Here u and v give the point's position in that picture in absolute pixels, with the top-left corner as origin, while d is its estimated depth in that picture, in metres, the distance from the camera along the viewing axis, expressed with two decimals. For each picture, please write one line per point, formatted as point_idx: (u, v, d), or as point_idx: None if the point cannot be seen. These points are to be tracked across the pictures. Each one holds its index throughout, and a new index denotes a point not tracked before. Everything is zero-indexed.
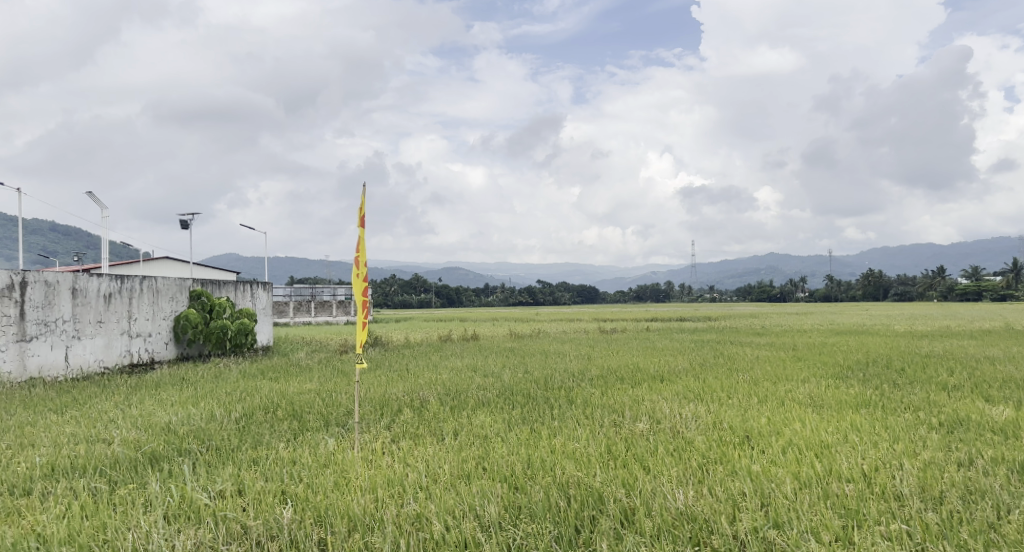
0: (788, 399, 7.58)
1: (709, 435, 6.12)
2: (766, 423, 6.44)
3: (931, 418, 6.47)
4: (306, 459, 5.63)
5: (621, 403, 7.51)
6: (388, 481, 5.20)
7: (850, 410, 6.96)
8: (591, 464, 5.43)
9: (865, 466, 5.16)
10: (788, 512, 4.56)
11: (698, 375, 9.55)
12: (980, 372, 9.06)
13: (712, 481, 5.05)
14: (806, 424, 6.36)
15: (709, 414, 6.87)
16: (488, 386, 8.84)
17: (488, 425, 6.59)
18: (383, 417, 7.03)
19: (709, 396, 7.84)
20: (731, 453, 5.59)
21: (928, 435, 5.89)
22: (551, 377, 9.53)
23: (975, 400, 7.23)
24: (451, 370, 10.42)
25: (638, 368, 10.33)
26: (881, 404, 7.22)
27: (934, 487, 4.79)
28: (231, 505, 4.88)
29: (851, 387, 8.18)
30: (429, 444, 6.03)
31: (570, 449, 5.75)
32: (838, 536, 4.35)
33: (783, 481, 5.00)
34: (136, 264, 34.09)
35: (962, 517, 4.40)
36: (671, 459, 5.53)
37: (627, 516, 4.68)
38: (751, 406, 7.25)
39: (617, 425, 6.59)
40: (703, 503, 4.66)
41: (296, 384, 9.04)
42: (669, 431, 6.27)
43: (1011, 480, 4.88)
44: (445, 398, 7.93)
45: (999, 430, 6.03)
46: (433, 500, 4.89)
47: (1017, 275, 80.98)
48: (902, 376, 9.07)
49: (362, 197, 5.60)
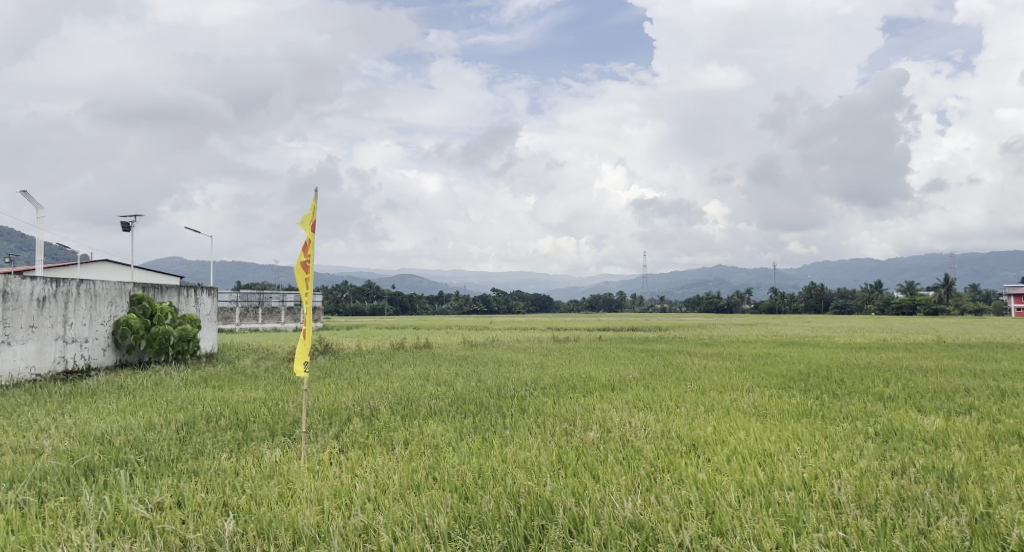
0: (734, 408, 7.77)
1: (658, 443, 6.23)
2: (712, 431, 6.59)
3: (868, 427, 6.71)
4: (249, 471, 5.48)
5: (572, 411, 7.58)
6: (335, 492, 5.12)
7: (791, 419, 7.18)
8: (542, 473, 5.45)
9: (805, 475, 5.32)
10: (731, 520, 4.67)
11: (648, 384, 9.71)
12: (914, 384, 9.39)
13: (659, 489, 5.13)
14: (749, 433, 6.53)
15: (658, 422, 7.00)
16: (440, 394, 8.79)
17: (439, 435, 6.55)
18: (331, 427, 6.91)
19: (657, 405, 7.98)
20: (678, 462, 5.69)
21: (865, 444, 6.12)
22: (504, 386, 9.55)
23: (909, 410, 7.51)
24: (403, 378, 10.31)
25: (589, 377, 10.42)
26: (820, 413, 7.46)
27: (869, 495, 4.95)
28: (169, 518, 4.73)
29: (793, 397, 8.45)
30: (378, 454, 5.94)
31: (522, 459, 5.76)
32: (777, 543, 4.44)
33: (727, 489, 5.11)
34: (73, 268, 32.88)
35: (895, 524, 4.55)
36: (620, 467, 5.60)
37: (576, 525, 4.71)
38: (697, 415, 7.41)
39: (569, 434, 6.64)
40: (650, 512, 4.73)
41: (241, 392, 8.83)
42: (618, 440, 6.35)
43: (940, 487, 5.08)
44: (396, 407, 7.83)
45: (930, 439, 6.29)
46: (381, 512, 4.82)
47: (948, 290, 84.64)
48: (841, 386, 9.37)
49: (314, 201, 5.74)
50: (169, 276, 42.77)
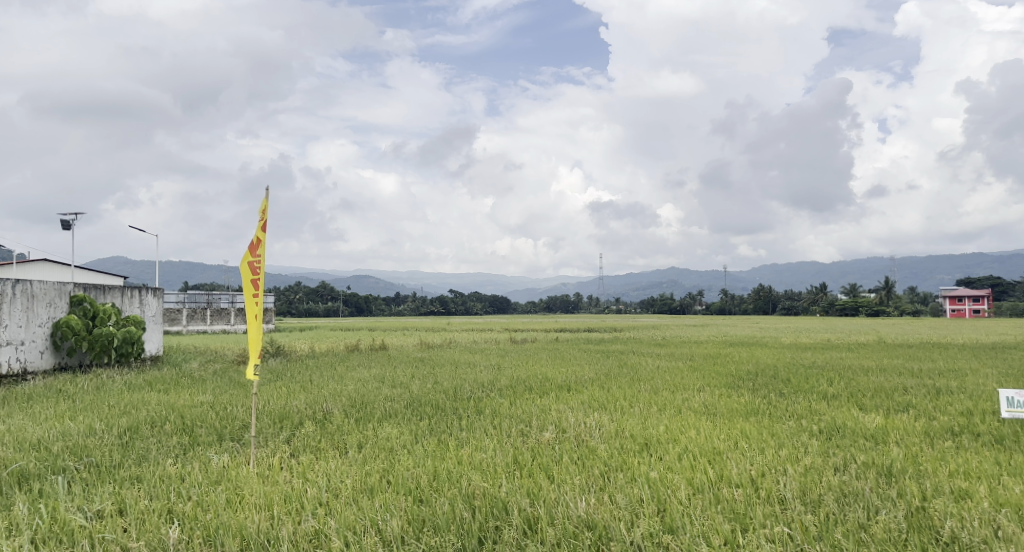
0: (685, 407, 7.91)
1: (612, 443, 6.30)
2: (664, 431, 6.69)
3: (812, 425, 6.92)
4: (195, 476, 5.34)
5: (528, 412, 7.60)
6: (285, 497, 5.03)
7: (740, 418, 7.34)
8: (497, 474, 5.46)
9: (753, 472, 5.45)
10: (681, 518, 4.75)
11: (602, 385, 9.81)
12: (856, 383, 9.73)
13: (613, 489, 5.19)
14: (700, 431, 6.66)
15: (612, 422, 7.07)
16: (395, 396, 8.72)
17: (394, 437, 6.50)
18: (281, 431, 6.78)
19: (612, 405, 8.06)
20: (631, 461, 5.77)
21: (810, 441, 6.30)
22: (460, 387, 9.52)
23: (851, 409, 7.77)
24: (357, 380, 10.20)
25: (546, 378, 10.47)
26: (768, 412, 7.66)
27: (813, 491, 5.11)
28: (110, 526, 4.57)
29: (742, 396, 8.64)
30: (330, 458, 5.86)
31: (477, 460, 5.76)
32: (726, 539, 4.54)
33: (678, 487, 5.20)
34: (8, 267, 31.48)
35: (837, 519, 4.71)
36: (575, 467, 5.65)
37: (530, 525, 4.74)
38: (650, 414, 7.52)
39: (525, 435, 6.67)
40: (603, 511, 4.78)
41: (188, 396, 8.60)
42: (574, 440, 6.40)
43: (880, 482, 5.27)
44: (350, 410, 7.72)
45: (870, 436, 6.52)
46: (332, 517, 4.75)
47: (889, 292, 87.84)
48: (788, 385, 9.63)
49: (266, 201, 5.65)
50: (113, 275, 41.32)
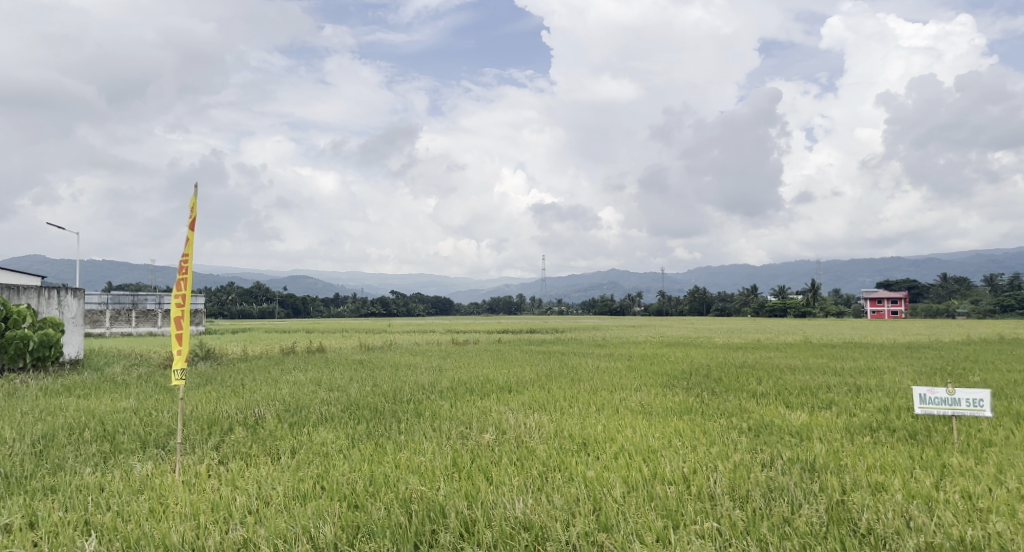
0: (623, 407, 8.04)
1: (551, 444, 6.35)
2: (602, 430, 6.79)
3: (742, 423, 7.14)
4: (116, 486, 5.12)
5: (468, 415, 7.57)
6: (212, 505, 4.88)
7: (675, 417, 7.51)
8: (435, 478, 5.43)
9: (685, 469, 5.59)
10: (616, 516, 4.83)
11: (543, 386, 9.87)
12: (784, 381, 10.09)
13: (550, 489, 5.23)
14: (636, 430, 6.78)
15: (551, 423, 7.12)
16: (331, 400, 8.55)
17: (329, 442, 6.37)
18: (210, 437, 6.56)
19: (552, 406, 8.12)
20: (569, 461, 5.82)
21: (739, 438, 6.50)
22: (400, 390, 9.42)
23: (778, 406, 8.05)
24: (292, 384, 9.96)
25: (487, 380, 10.46)
26: (701, 410, 7.86)
27: (741, 487, 5.26)
28: (19, 541, 4.33)
29: (676, 395, 8.85)
30: (262, 464, 5.71)
31: (415, 464, 5.71)
32: (658, 536, 4.62)
33: (614, 486, 5.28)
34: None
35: (763, 514, 4.87)
36: (513, 468, 5.66)
37: (466, 528, 4.72)
38: (589, 414, 7.61)
39: (464, 437, 6.65)
40: (540, 511, 4.81)
41: (110, 401, 8.22)
42: (513, 441, 6.42)
43: (803, 477, 5.48)
44: (283, 415, 7.53)
45: (796, 433, 6.78)
46: (262, 525, 4.63)
47: (815, 294, 91.49)
48: (720, 384, 9.90)
49: (194, 200, 5.48)
50: (30, 274, 39.12)
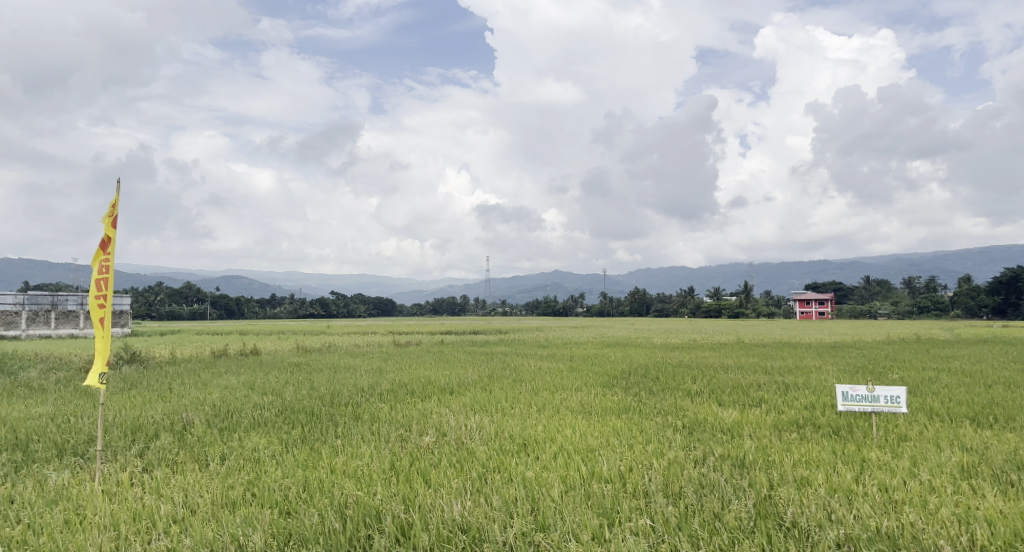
0: (562, 407, 8.10)
1: (490, 445, 6.34)
2: (541, 431, 6.82)
3: (677, 421, 7.30)
4: (28, 497, 4.86)
5: (408, 417, 7.50)
6: (134, 515, 4.68)
7: (613, 416, 7.61)
8: (371, 482, 5.35)
9: (622, 467, 5.67)
10: (553, 515, 4.86)
11: (484, 387, 9.86)
12: (717, 380, 10.36)
13: (487, 490, 5.22)
14: (575, 430, 6.85)
15: (492, 424, 7.12)
16: (265, 404, 8.32)
17: (261, 447, 6.20)
18: (134, 444, 6.30)
19: (493, 407, 8.11)
20: (508, 462, 5.83)
21: (674, 436, 6.64)
22: (337, 393, 9.25)
23: (712, 404, 8.26)
24: (223, 388, 9.66)
25: (427, 382, 10.38)
26: (639, 409, 7.99)
27: (675, 484, 5.38)
28: None
29: (615, 395, 8.98)
30: (189, 471, 5.51)
31: (351, 468, 5.61)
32: (594, 534, 4.68)
33: (552, 485, 5.32)
34: None
35: (695, 509, 4.98)
36: (451, 471, 5.63)
37: (403, 532, 4.68)
38: (529, 415, 7.63)
39: (403, 440, 6.57)
40: (477, 512, 4.80)
41: (24, 408, 7.78)
42: (453, 443, 6.39)
43: (734, 473, 5.63)
44: (213, 420, 7.29)
45: (728, 430, 6.96)
46: (187, 534, 4.48)
47: (749, 296, 94.38)
48: (657, 384, 10.09)
49: (115, 197, 5.26)
50: None
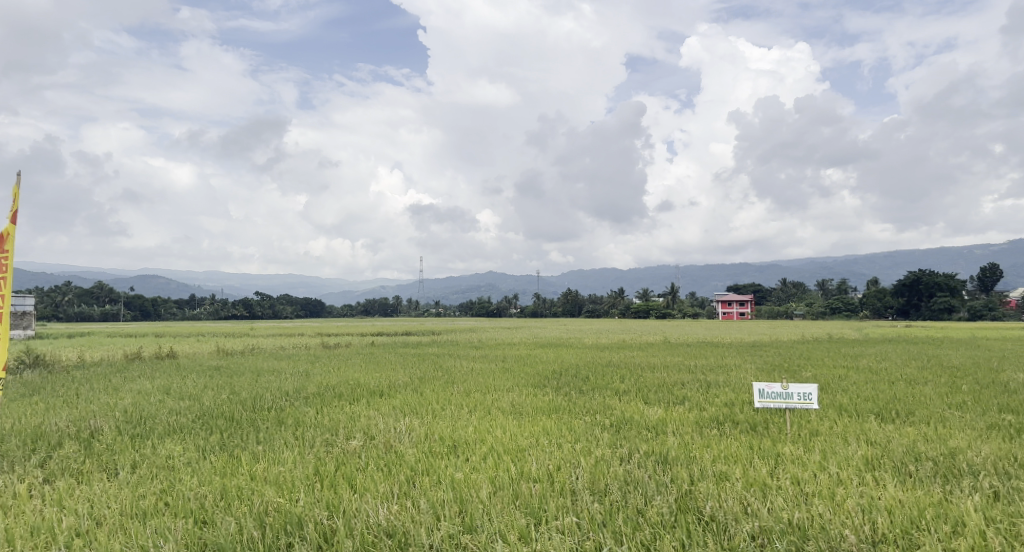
0: (493, 408, 8.10)
1: (419, 447, 6.28)
2: (472, 432, 6.80)
3: (604, 420, 7.41)
4: None
5: (334, 421, 7.34)
6: (33, 530, 4.41)
7: (543, 416, 7.66)
8: (294, 488, 5.21)
9: (550, 467, 5.72)
10: (481, 516, 4.85)
11: (414, 389, 9.75)
12: (644, 379, 10.58)
13: (415, 493, 5.17)
14: (505, 431, 6.86)
15: (421, 426, 7.04)
16: (183, 410, 7.98)
17: (177, 454, 5.95)
18: (35, 454, 5.93)
19: (423, 409, 8.03)
20: (436, 464, 5.78)
21: (601, 435, 6.74)
22: (260, 397, 8.97)
23: (639, 403, 8.43)
24: (137, 393, 9.21)
25: (356, 384, 10.19)
26: (568, 409, 8.07)
27: (601, 482, 5.45)
28: None
29: (546, 395, 9.05)
30: (97, 481, 5.24)
31: (273, 475, 5.45)
32: (521, 534, 4.68)
33: (480, 486, 5.30)
34: None
35: (620, 506, 5.07)
36: (378, 474, 5.55)
37: (326, 538, 4.57)
38: (459, 416, 7.60)
39: (329, 444, 6.43)
40: (403, 516, 4.74)
41: None
42: (381, 447, 6.30)
43: (657, 469, 5.76)
44: (125, 426, 6.94)
45: (653, 428, 7.12)
46: (92, 548, 4.25)
47: (675, 297, 97.01)
48: (586, 383, 10.22)
49: (13, 192, 4.94)
50: None
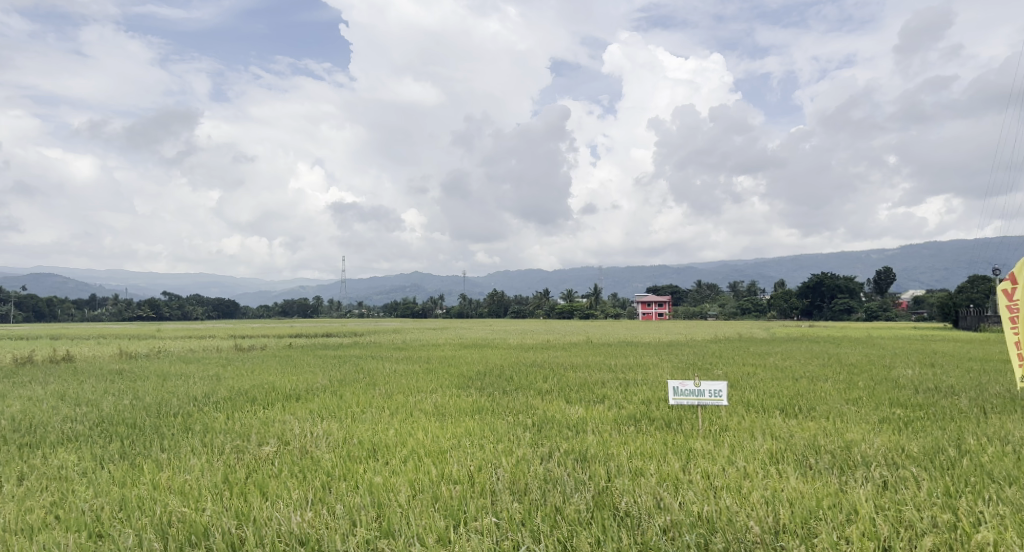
0: (415, 410, 8.01)
1: (337, 452, 6.13)
2: (393, 435, 6.69)
3: (526, 419, 7.45)
4: None
5: (247, 426, 7.08)
6: None
7: (466, 417, 7.63)
8: (201, 497, 4.99)
9: (471, 468, 5.70)
10: (399, 520, 4.78)
11: (334, 392, 9.52)
12: (566, 379, 10.70)
13: (331, 499, 5.04)
14: (427, 433, 6.79)
15: (339, 430, 6.88)
16: (80, 417, 7.51)
17: (71, 464, 5.59)
18: None
19: (342, 413, 7.85)
20: (354, 468, 5.66)
21: (523, 435, 6.77)
22: (166, 403, 8.54)
23: (561, 402, 8.52)
24: (28, 400, 8.60)
25: (271, 388, 9.85)
26: (491, 409, 8.07)
27: (521, 481, 5.48)
28: None
29: (470, 396, 9.01)
30: None
31: (178, 484, 5.20)
32: (439, 536, 4.64)
33: (399, 490, 5.23)
34: None
35: (539, 505, 5.10)
36: (292, 480, 5.38)
37: (234, 548, 4.40)
38: (380, 419, 7.47)
39: (241, 450, 6.19)
40: (317, 522, 4.62)
41: None
42: (296, 452, 6.11)
43: (576, 467, 5.84)
44: (13, 436, 6.47)
45: (573, 426, 7.22)
46: None
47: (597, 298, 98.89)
48: (509, 384, 10.25)
49: None
50: None
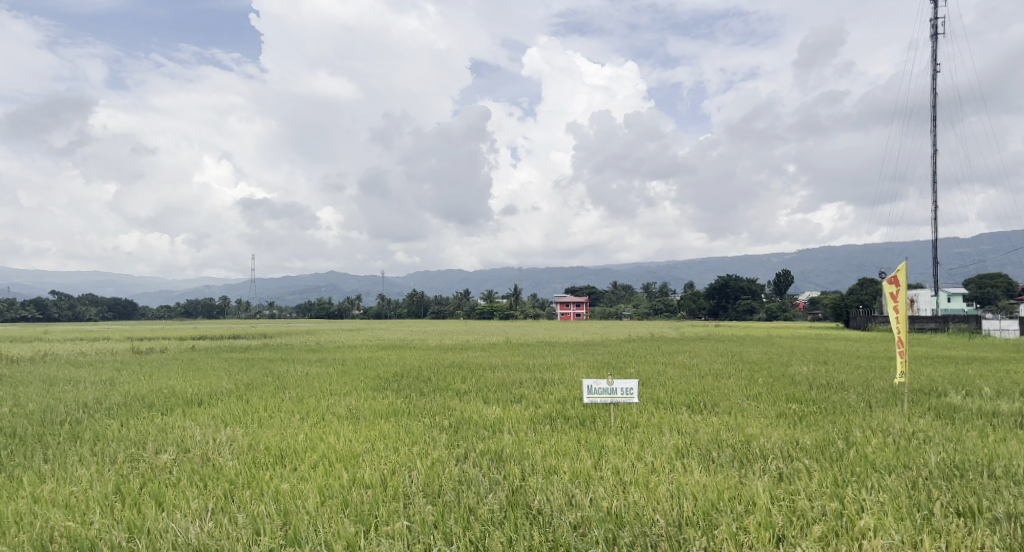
0: (328, 413, 7.80)
1: (242, 459, 5.88)
2: (303, 440, 6.48)
3: (443, 421, 7.38)
4: None
5: (144, 433, 6.69)
6: None
7: (380, 419, 7.49)
8: (89, 509, 4.67)
9: (384, 472, 5.59)
10: (306, 527, 4.63)
11: (241, 396, 9.15)
12: (484, 379, 10.70)
13: (233, 507, 4.83)
14: (339, 437, 6.61)
15: (246, 436, 6.61)
16: None
17: None
18: None
19: (250, 418, 7.55)
20: (260, 475, 5.44)
21: (438, 436, 6.71)
22: (53, 410, 7.95)
23: (478, 403, 8.50)
24: None
25: (173, 393, 9.36)
26: (407, 411, 7.96)
27: (435, 483, 5.42)
28: None
29: (386, 398, 8.85)
30: None
31: (63, 496, 4.85)
32: (348, 542, 4.52)
33: (307, 496, 5.06)
34: None
35: (452, 506, 5.06)
36: (191, 489, 5.12)
37: None
38: (290, 424, 7.22)
39: (136, 459, 5.84)
40: (217, 533, 4.41)
41: None
42: (197, 459, 5.82)
43: (491, 467, 5.83)
44: None
45: (489, 427, 7.21)
46: None
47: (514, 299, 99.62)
48: (427, 385, 10.14)
49: None
50: None
